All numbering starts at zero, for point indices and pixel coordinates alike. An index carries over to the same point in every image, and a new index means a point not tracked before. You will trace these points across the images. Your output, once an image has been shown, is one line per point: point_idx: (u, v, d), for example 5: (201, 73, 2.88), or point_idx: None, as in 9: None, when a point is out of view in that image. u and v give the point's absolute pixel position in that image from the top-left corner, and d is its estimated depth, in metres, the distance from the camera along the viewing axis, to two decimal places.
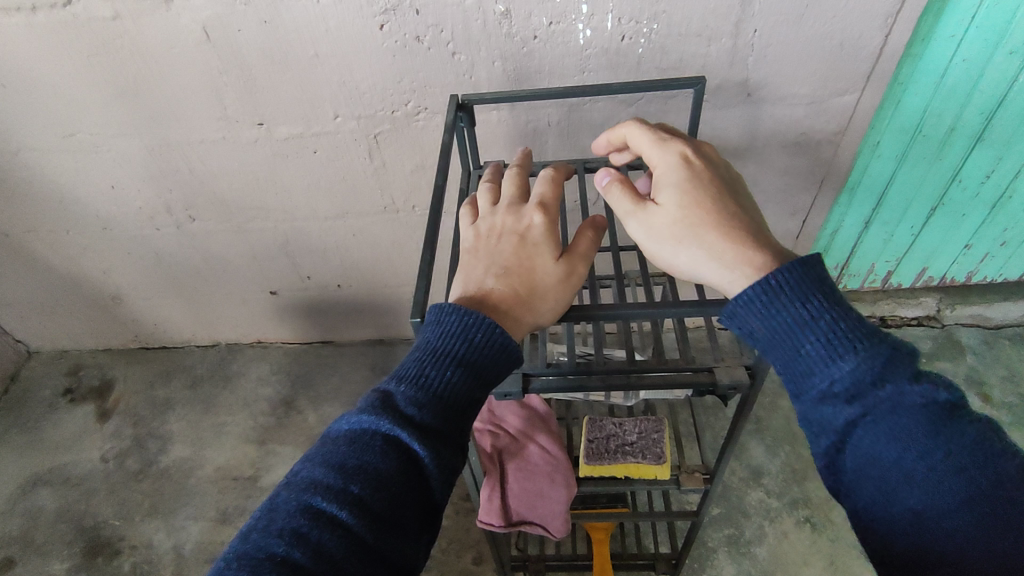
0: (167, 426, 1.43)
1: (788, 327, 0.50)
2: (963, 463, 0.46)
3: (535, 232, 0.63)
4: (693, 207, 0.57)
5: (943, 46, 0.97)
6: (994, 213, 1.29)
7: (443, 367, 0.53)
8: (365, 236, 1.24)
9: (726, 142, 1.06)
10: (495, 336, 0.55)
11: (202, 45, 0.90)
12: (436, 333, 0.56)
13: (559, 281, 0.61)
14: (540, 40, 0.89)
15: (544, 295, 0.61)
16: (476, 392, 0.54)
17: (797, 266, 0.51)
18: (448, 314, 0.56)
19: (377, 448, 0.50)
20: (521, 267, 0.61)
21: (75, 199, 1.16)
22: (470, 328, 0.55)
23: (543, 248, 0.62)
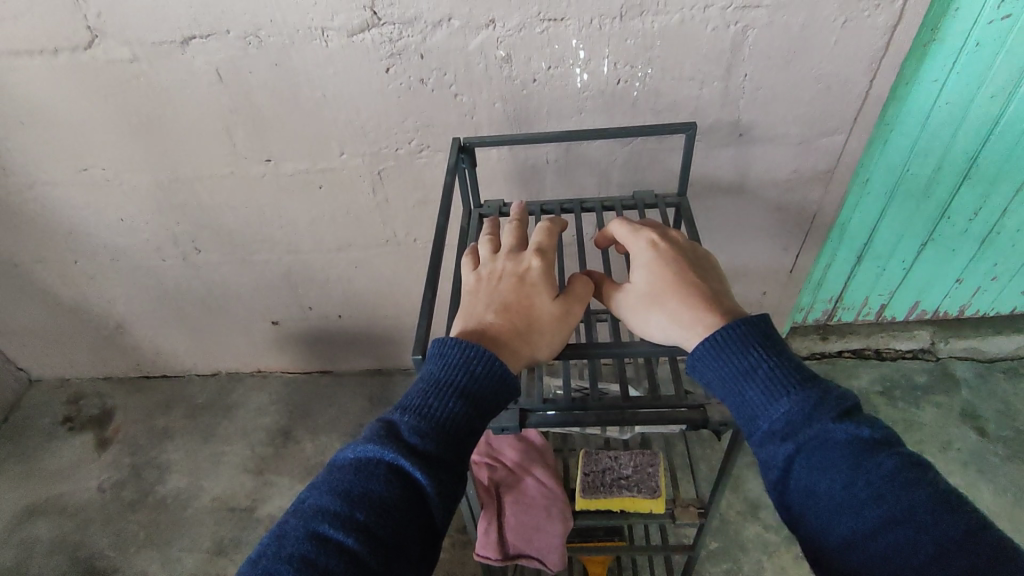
0: (166, 455, 1.44)
1: (735, 376, 0.56)
2: (880, 491, 0.48)
3: (534, 271, 0.66)
4: (658, 279, 0.64)
5: (927, 89, 1.01)
6: (983, 249, 1.32)
7: (445, 397, 0.55)
8: (367, 269, 1.26)
9: (719, 180, 1.10)
10: (495, 368, 0.58)
11: (215, 85, 0.94)
12: (438, 365, 0.58)
13: (556, 319, 0.64)
14: (539, 83, 0.93)
15: (542, 331, 0.63)
16: (476, 422, 0.56)
17: (740, 323, 0.58)
18: (449, 347, 0.58)
19: (382, 476, 0.51)
20: (520, 303, 0.63)
21: (84, 231, 1.19)
22: (471, 360, 0.57)
23: (541, 286, 0.65)
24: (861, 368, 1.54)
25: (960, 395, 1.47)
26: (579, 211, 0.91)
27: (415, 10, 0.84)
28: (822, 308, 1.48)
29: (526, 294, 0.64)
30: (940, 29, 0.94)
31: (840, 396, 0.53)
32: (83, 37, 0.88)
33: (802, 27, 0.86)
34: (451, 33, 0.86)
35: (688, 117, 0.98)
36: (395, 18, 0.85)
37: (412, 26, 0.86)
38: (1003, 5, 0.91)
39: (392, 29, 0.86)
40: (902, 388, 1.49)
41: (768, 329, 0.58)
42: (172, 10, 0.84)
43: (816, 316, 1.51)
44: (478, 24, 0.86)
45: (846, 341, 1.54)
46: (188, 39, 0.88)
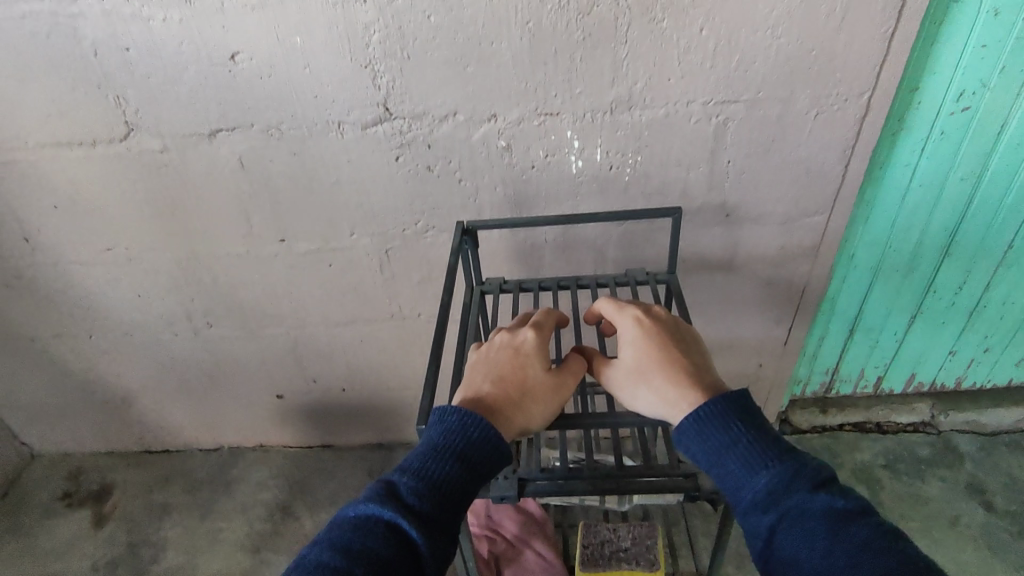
0: (162, 533, 1.42)
1: (717, 450, 0.59)
2: (856, 557, 0.49)
3: (528, 343, 0.69)
4: (643, 356, 0.67)
5: (900, 172, 1.09)
6: (972, 321, 1.35)
7: (442, 460, 0.58)
8: (372, 342, 1.30)
9: (710, 256, 1.15)
10: (492, 436, 0.60)
11: (237, 172, 1.01)
12: (438, 430, 0.61)
13: (549, 391, 0.67)
14: (537, 169, 1.00)
15: (535, 400, 0.66)
16: (471, 485, 0.58)
17: (720, 399, 0.61)
18: (449, 413, 0.61)
19: (380, 534, 0.53)
20: (514, 374, 0.67)
21: (102, 307, 1.24)
22: (468, 426, 0.60)
23: (535, 358, 0.68)
24: (864, 441, 1.53)
25: (965, 468, 1.45)
26: (576, 287, 0.96)
27: (424, 106, 0.92)
28: (819, 380, 1.50)
29: (521, 366, 0.67)
30: (906, 118, 1.02)
31: (818, 469, 0.56)
32: (121, 130, 0.96)
33: (777, 118, 0.94)
34: (456, 125, 0.95)
35: (677, 199, 1.05)
36: (405, 112, 0.93)
37: (421, 119, 0.94)
38: (962, 97, 0.99)
39: (402, 122, 0.94)
40: (906, 462, 1.48)
41: (747, 403, 0.62)
42: (203, 107, 0.93)
43: (814, 388, 1.52)
44: (482, 118, 0.94)
45: (846, 415, 1.55)
46: (216, 131, 0.96)
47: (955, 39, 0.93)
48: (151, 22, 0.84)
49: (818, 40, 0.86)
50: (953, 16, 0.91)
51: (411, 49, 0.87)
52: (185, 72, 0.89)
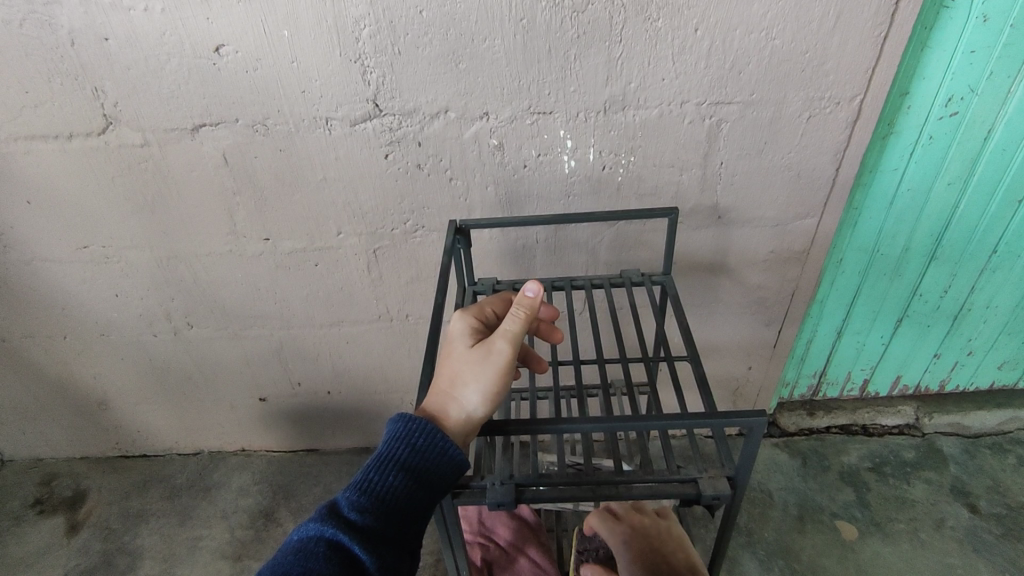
0: (139, 541, 1.37)
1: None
2: None
3: (453, 330, 0.65)
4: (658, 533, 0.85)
5: (889, 176, 1.09)
6: (956, 326, 1.37)
7: (386, 473, 0.60)
8: (358, 345, 1.27)
9: (701, 259, 1.15)
10: (438, 442, 0.61)
11: (220, 168, 0.98)
12: (385, 441, 0.62)
13: (474, 366, 0.61)
14: (530, 169, 0.99)
15: (465, 381, 0.61)
16: (417, 494, 0.60)
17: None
18: (395, 423, 0.63)
19: (322, 553, 0.57)
20: (443, 366, 0.64)
21: (78, 307, 1.19)
22: (413, 433, 0.61)
23: (460, 342, 0.64)
24: (850, 444, 1.53)
25: (949, 471, 1.46)
26: (570, 288, 0.95)
27: (414, 103, 0.91)
28: (807, 382, 1.51)
29: (445, 358, 0.64)
30: (896, 123, 1.03)
31: None
32: (99, 124, 0.93)
33: (770, 121, 0.94)
34: (447, 123, 0.93)
35: (669, 201, 1.04)
36: (395, 109, 0.91)
37: (411, 117, 0.92)
38: (951, 102, 1.00)
39: (392, 120, 0.92)
40: (892, 465, 1.48)
41: None
42: (185, 101, 0.90)
43: (801, 391, 1.53)
44: (473, 116, 0.92)
45: (833, 418, 1.55)
46: (198, 126, 0.93)
47: (945, 44, 0.93)
48: (132, 12, 0.82)
49: (812, 43, 0.85)
50: (942, 22, 0.91)
51: (402, 44, 0.85)
52: (167, 64, 0.86)
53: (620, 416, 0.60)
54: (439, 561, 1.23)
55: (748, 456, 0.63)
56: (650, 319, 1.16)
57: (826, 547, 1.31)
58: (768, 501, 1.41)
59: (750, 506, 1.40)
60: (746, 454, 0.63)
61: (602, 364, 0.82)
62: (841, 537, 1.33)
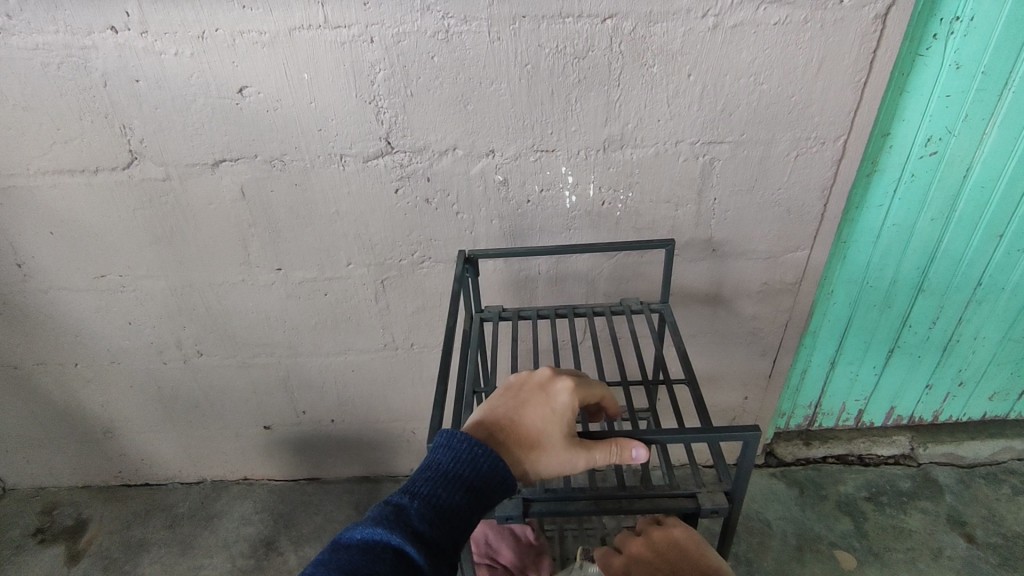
0: (139, 570, 1.36)
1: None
2: None
3: (560, 399, 0.65)
4: (669, 550, 0.69)
5: (875, 212, 1.15)
6: (946, 357, 1.41)
7: (450, 489, 0.59)
8: (363, 373, 1.30)
9: (697, 289, 1.19)
10: (501, 470, 0.61)
11: (237, 201, 1.03)
12: (447, 455, 0.61)
13: (559, 452, 0.63)
14: (532, 204, 1.04)
15: (542, 457, 0.63)
16: (476, 513, 0.60)
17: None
18: (461, 441, 0.62)
19: (387, 559, 0.54)
20: (532, 423, 0.65)
21: (92, 334, 1.22)
22: (479, 457, 0.61)
23: (560, 420, 0.64)
24: (847, 474, 1.55)
25: (945, 501, 1.47)
26: (572, 315, 0.98)
27: (424, 141, 0.96)
28: (803, 413, 1.54)
29: (537, 420, 0.65)
30: (878, 162, 1.09)
31: None
32: (123, 159, 0.98)
33: (760, 159, 0.99)
34: (455, 160, 0.98)
35: (665, 234, 1.09)
36: (406, 147, 0.97)
37: (421, 154, 0.97)
38: (929, 143, 1.06)
39: (403, 156, 0.98)
40: (889, 494, 1.50)
41: None
42: (207, 137, 0.95)
43: (798, 421, 1.56)
44: (480, 153, 0.97)
45: (830, 447, 1.58)
46: (219, 162, 0.98)
47: (921, 90, 1.00)
48: (162, 56, 0.88)
49: (796, 87, 0.92)
50: (918, 68, 0.98)
51: (414, 87, 0.91)
52: (192, 105, 0.92)
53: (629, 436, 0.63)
54: None
55: (743, 469, 0.66)
56: (648, 348, 1.19)
57: None
58: (767, 530, 1.42)
59: (749, 535, 1.41)
60: (742, 468, 0.66)
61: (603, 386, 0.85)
62: (840, 566, 1.33)
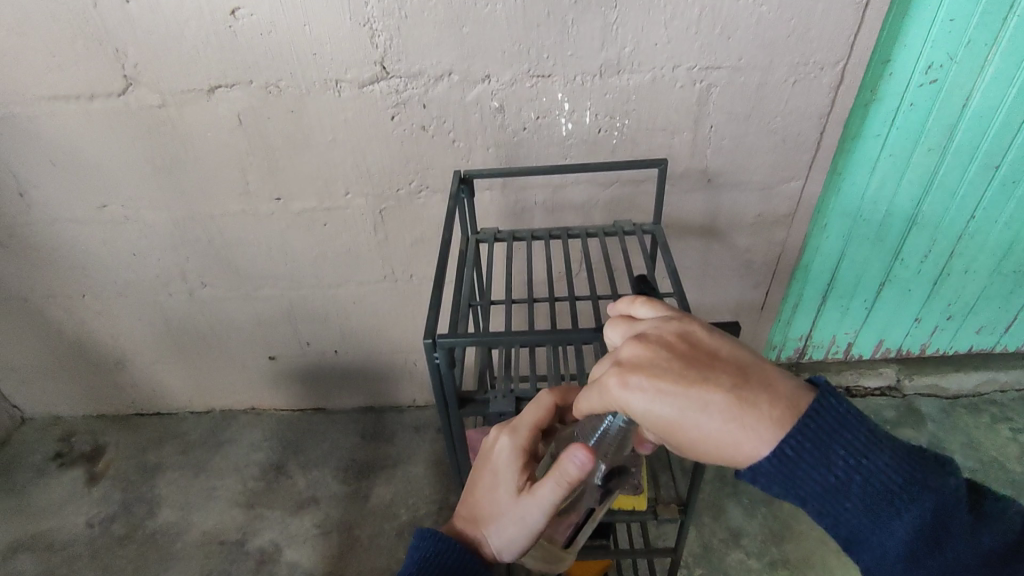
0: (156, 490, 1.43)
1: (783, 473, 0.50)
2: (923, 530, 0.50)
3: (502, 459, 0.63)
4: (678, 343, 0.54)
5: (872, 142, 1.15)
6: (936, 290, 1.43)
7: None
8: (363, 305, 1.33)
9: (693, 220, 1.20)
10: (466, 562, 0.60)
11: (235, 129, 1.03)
12: (412, 559, 0.60)
13: (516, 521, 0.60)
14: (529, 131, 1.04)
15: (503, 534, 0.61)
16: None
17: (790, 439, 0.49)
18: (424, 538, 0.61)
19: None
20: (485, 503, 0.63)
21: (98, 266, 1.25)
22: (442, 555, 0.60)
23: (507, 485, 0.62)
24: None
25: (927, 429, 1.53)
26: (566, 237, 0.99)
27: (420, 66, 0.96)
28: (794, 345, 1.57)
29: (488, 496, 0.63)
30: (878, 89, 1.08)
31: None
32: (119, 84, 0.98)
33: (757, 87, 0.99)
34: (450, 86, 0.98)
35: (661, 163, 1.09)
36: (402, 72, 0.96)
37: (417, 80, 0.97)
38: (930, 70, 1.05)
39: (399, 82, 0.97)
40: None
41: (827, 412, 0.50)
42: (202, 63, 0.95)
43: (788, 353, 1.59)
44: (476, 78, 0.97)
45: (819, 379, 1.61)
46: (214, 88, 0.98)
47: (924, 14, 0.99)
48: None
49: (796, 10, 0.90)
50: None
51: (409, 9, 0.90)
52: (185, 29, 0.91)
53: (546, 329, 0.63)
54: (441, 510, 1.35)
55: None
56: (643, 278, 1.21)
57: None
58: None
59: None
60: None
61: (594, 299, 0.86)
62: None
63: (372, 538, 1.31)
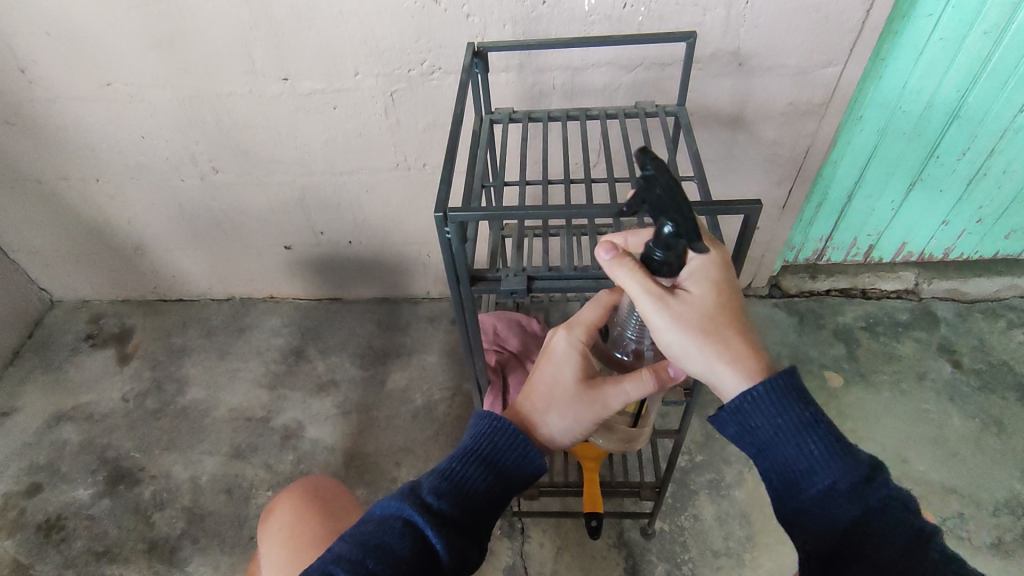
0: (184, 370, 1.51)
1: (775, 396, 0.56)
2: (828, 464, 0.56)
3: (559, 350, 0.65)
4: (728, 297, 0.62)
5: (922, 23, 1.06)
6: (969, 192, 1.37)
7: (468, 465, 0.62)
8: (376, 194, 1.31)
9: (719, 108, 1.13)
10: (520, 441, 0.63)
11: (236, 0, 0.97)
12: (471, 434, 0.65)
13: (578, 402, 0.64)
14: (549, 5, 0.96)
15: (563, 415, 0.65)
16: (495, 489, 0.63)
17: (785, 374, 0.56)
18: (482, 418, 0.65)
19: (398, 530, 0.59)
20: (542, 389, 0.66)
21: (108, 148, 1.23)
22: (498, 431, 0.64)
23: (567, 374, 0.65)
24: (848, 306, 1.60)
25: (939, 332, 1.53)
26: (584, 119, 0.95)
27: None
28: (813, 246, 1.54)
29: (547, 382, 0.65)
30: None
31: None
32: None
33: None
34: None
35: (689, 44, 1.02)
36: None
37: None
38: None
39: None
40: (885, 324, 1.55)
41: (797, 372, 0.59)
42: None
43: (806, 255, 1.57)
44: None
45: (834, 280, 1.60)
46: None
47: None
48: None
49: None
50: None
51: None
52: None
53: (561, 204, 0.61)
54: (454, 395, 1.41)
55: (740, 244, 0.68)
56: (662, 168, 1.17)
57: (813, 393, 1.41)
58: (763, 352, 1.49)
59: None
60: (740, 250, 0.68)
61: (615, 182, 0.83)
62: (826, 385, 1.43)
63: (389, 419, 1.38)
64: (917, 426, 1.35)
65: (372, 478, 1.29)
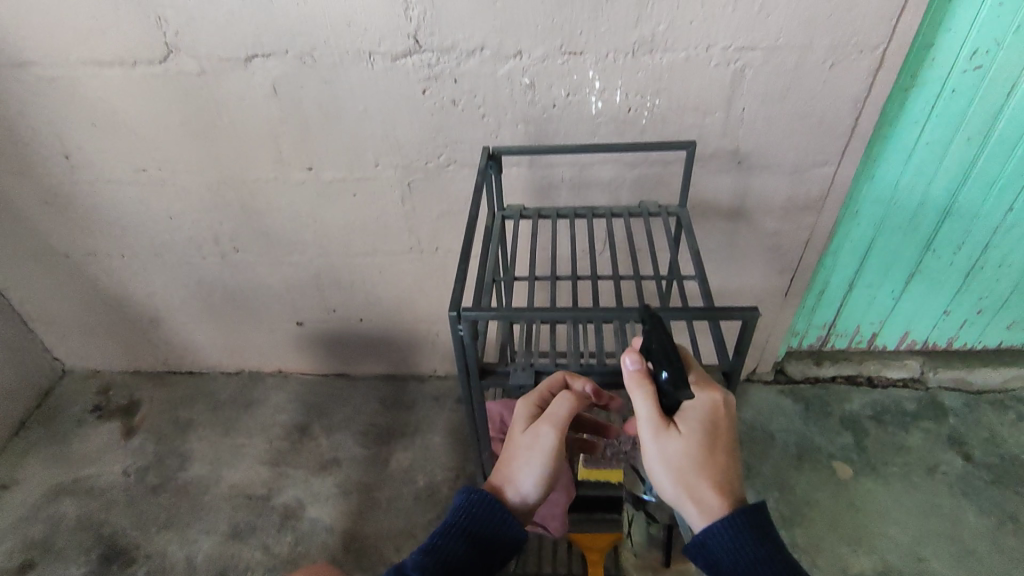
0: (188, 444, 1.50)
1: (732, 531, 0.58)
2: None
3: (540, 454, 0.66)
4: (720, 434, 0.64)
5: (910, 128, 1.12)
6: (967, 283, 1.40)
7: (449, 539, 0.63)
8: (389, 275, 1.36)
9: (720, 201, 1.19)
10: (495, 510, 0.64)
11: (270, 98, 1.05)
12: (450, 511, 0.66)
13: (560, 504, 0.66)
14: (558, 108, 1.04)
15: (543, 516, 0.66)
16: (476, 559, 0.63)
17: (743, 510, 0.59)
18: (459, 495, 0.66)
19: None
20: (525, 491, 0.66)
21: (137, 227, 1.29)
22: (474, 503, 0.65)
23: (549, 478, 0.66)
24: (854, 393, 1.59)
25: (948, 422, 1.51)
26: (591, 217, 1.00)
27: (452, 40, 0.96)
28: (816, 333, 1.56)
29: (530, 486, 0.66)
30: (919, 74, 1.05)
31: None
32: (160, 52, 1.01)
33: (793, 66, 0.97)
34: (482, 61, 0.98)
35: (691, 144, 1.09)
36: (433, 45, 0.97)
37: (449, 53, 0.98)
38: (975, 56, 1.02)
39: (430, 56, 0.98)
40: (892, 413, 1.54)
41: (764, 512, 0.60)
42: (240, 29, 0.97)
43: (810, 341, 1.59)
44: (507, 54, 0.97)
45: (840, 367, 1.61)
46: (251, 57, 1.00)
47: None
48: None
49: None
50: None
51: None
52: None
53: (569, 306, 0.64)
54: (457, 477, 1.39)
55: (738, 346, 0.70)
56: (666, 257, 1.21)
57: (822, 483, 1.39)
58: (770, 440, 1.48)
59: (751, 444, 1.47)
60: (740, 349, 0.70)
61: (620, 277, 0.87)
62: (835, 476, 1.40)
63: (390, 500, 1.36)
64: (930, 521, 1.31)
65: (370, 563, 1.25)
